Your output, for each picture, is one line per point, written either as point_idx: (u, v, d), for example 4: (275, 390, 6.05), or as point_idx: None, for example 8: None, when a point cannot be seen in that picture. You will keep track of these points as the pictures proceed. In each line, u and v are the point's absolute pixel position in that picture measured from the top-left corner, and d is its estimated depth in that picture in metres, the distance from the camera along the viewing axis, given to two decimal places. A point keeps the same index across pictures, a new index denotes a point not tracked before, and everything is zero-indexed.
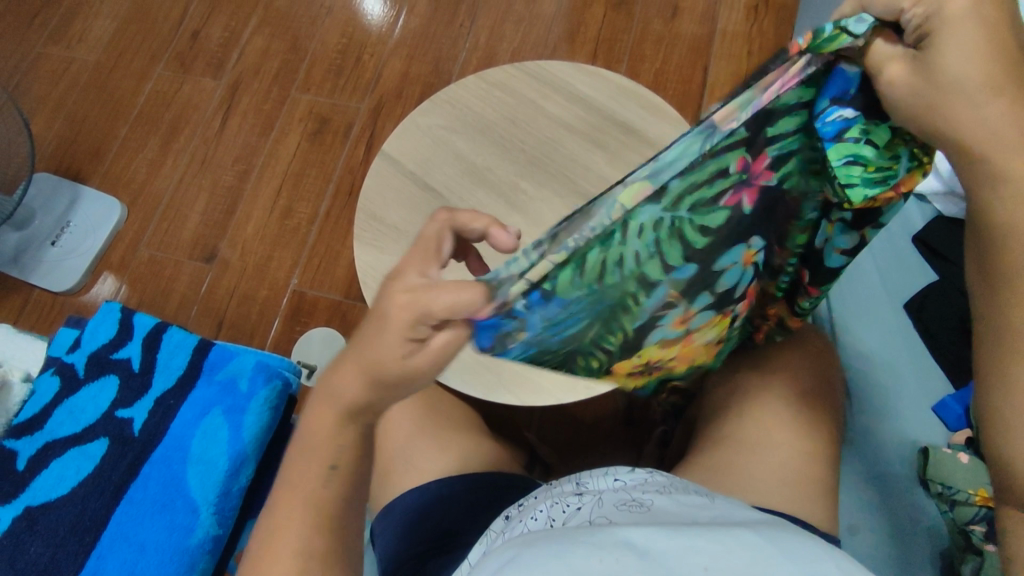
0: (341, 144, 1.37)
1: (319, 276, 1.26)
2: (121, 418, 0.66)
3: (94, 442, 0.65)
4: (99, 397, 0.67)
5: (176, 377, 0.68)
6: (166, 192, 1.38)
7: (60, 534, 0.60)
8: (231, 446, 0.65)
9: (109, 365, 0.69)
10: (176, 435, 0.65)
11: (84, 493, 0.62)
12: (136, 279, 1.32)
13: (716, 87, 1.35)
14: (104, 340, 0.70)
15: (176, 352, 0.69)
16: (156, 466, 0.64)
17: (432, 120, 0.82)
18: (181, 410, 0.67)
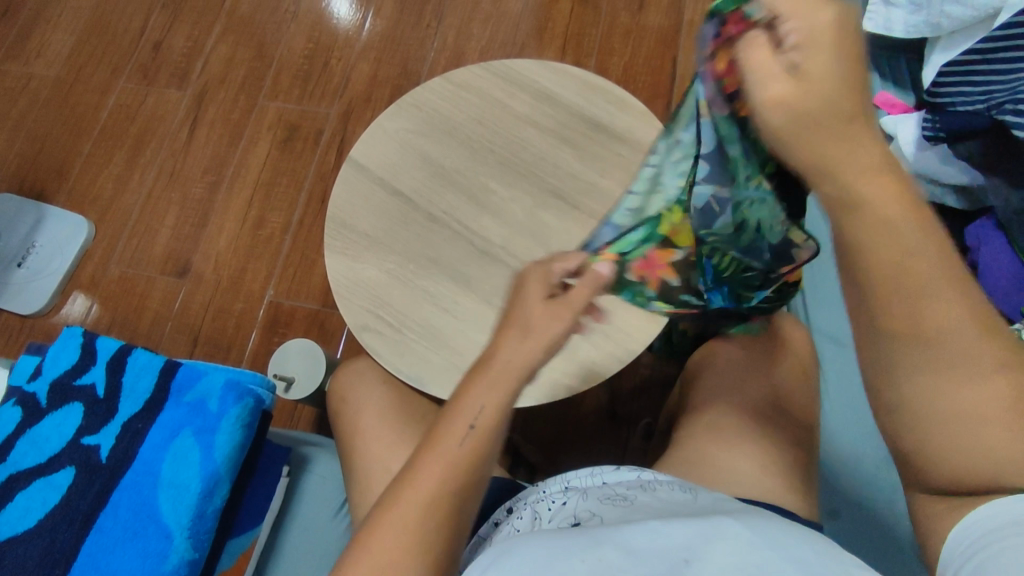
0: (311, 151, 1.35)
1: (295, 286, 1.24)
2: (87, 446, 0.64)
3: (60, 472, 0.63)
4: (64, 426, 0.66)
5: (143, 402, 0.67)
6: (134, 208, 1.35)
7: (27, 568, 0.58)
8: (203, 467, 0.63)
9: (73, 393, 0.67)
10: (146, 460, 0.64)
11: (51, 525, 0.60)
12: (108, 297, 1.29)
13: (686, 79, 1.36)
14: (66, 367, 0.69)
15: (142, 375, 0.68)
16: (125, 493, 0.62)
17: (399, 124, 0.81)
18: (150, 433, 0.65)
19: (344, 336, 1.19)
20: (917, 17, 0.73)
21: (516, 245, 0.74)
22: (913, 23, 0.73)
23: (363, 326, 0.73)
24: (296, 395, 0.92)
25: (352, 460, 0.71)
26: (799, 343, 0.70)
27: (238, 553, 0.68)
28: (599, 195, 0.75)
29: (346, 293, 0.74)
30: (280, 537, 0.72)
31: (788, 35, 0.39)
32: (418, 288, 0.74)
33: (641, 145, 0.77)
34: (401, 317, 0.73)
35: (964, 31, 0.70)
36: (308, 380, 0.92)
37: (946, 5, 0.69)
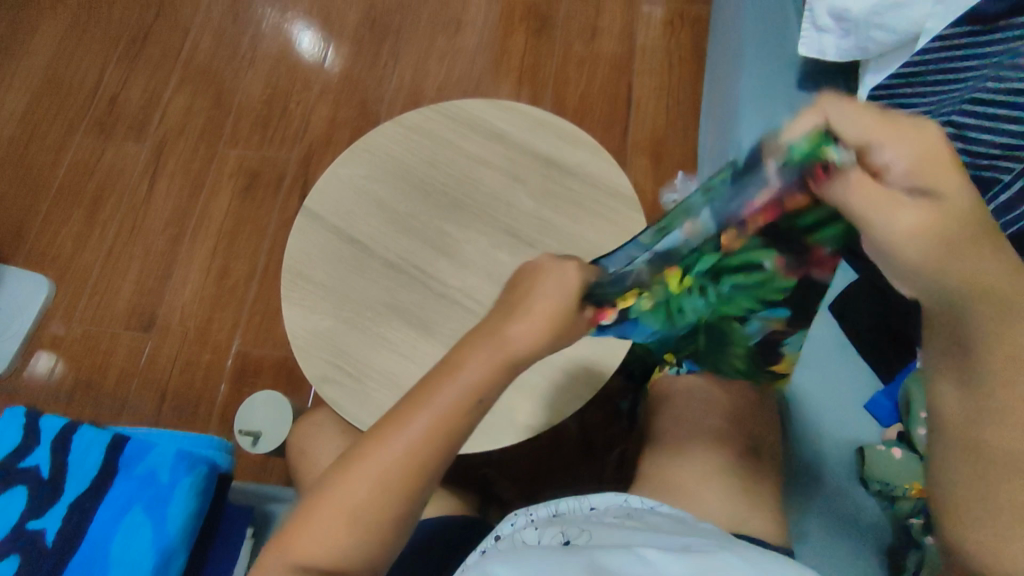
0: (273, 196, 1.35)
1: (262, 334, 1.23)
2: (33, 531, 0.62)
3: (4, 561, 0.61)
4: (8, 513, 0.64)
5: (90, 480, 0.65)
6: (95, 264, 1.33)
7: None
8: (156, 541, 0.62)
9: (18, 476, 0.66)
10: (96, 540, 0.62)
11: None
12: (70, 357, 1.26)
13: (641, 104, 1.39)
14: (11, 450, 0.67)
15: (90, 451, 0.66)
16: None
17: (353, 171, 0.82)
18: (99, 511, 0.64)
19: None
20: (847, 42, 0.75)
21: (474, 286, 0.75)
22: (844, 47, 0.76)
23: (323, 378, 0.72)
24: (264, 449, 0.90)
25: None
26: None
27: None
28: (553, 230, 0.76)
29: (305, 345, 0.74)
30: None
31: (893, 161, 0.38)
32: (379, 335, 0.73)
33: (592, 179, 0.78)
34: (362, 367, 0.72)
35: (891, 54, 0.72)
36: (275, 433, 0.91)
37: (871, 30, 0.71)
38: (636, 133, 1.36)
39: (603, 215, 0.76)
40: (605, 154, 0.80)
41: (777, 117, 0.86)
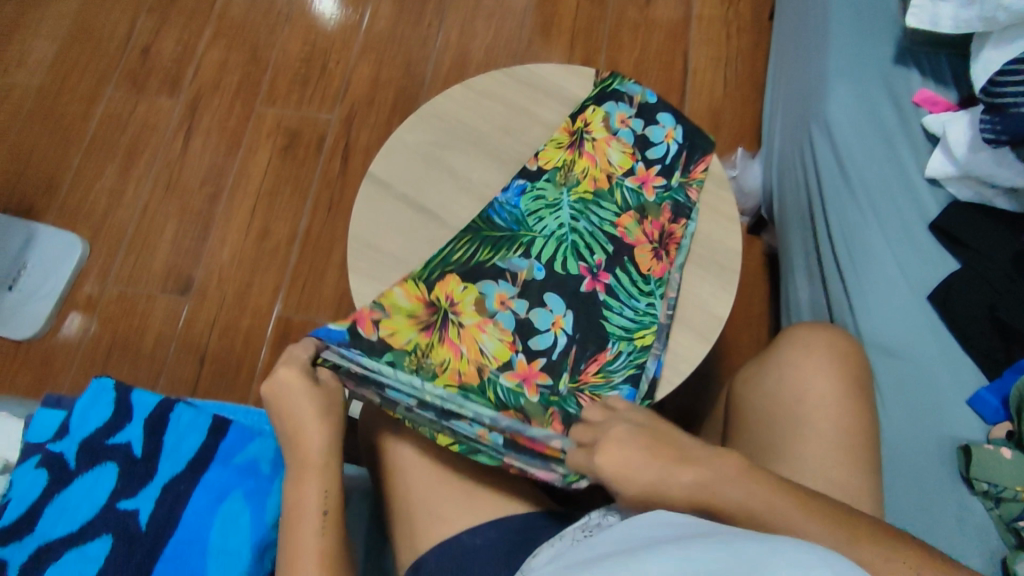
0: (315, 157, 1.30)
1: (305, 299, 1.20)
2: (124, 510, 0.60)
3: (96, 540, 0.58)
4: (95, 490, 0.61)
5: (186, 462, 0.63)
6: (130, 222, 1.28)
7: None
8: (245, 528, 0.60)
9: (105, 453, 0.62)
10: (190, 525, 0.60)
11: None
12: (106, 319, 1.21)
13: (697, 75, 1.32)
14: (98, 425, 0.63)
15: (187, 433, 0.65)
16: (169, 563, 0.58)
17: (420, 136, 0.77)
18: (194, 494, 0.61)
19: None
20: (968, 13, 0.69)
21: None
22: (963, 18, 0.70)
23: None
24: None
25: (393, 494, 0.67)
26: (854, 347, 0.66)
27: None
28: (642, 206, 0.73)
29: None
30: None
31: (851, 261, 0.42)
32: None
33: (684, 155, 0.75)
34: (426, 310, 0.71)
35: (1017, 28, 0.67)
36: None
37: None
38: (691, 106, 1.30)
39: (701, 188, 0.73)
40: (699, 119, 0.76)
41: (870, 98, 0.80)
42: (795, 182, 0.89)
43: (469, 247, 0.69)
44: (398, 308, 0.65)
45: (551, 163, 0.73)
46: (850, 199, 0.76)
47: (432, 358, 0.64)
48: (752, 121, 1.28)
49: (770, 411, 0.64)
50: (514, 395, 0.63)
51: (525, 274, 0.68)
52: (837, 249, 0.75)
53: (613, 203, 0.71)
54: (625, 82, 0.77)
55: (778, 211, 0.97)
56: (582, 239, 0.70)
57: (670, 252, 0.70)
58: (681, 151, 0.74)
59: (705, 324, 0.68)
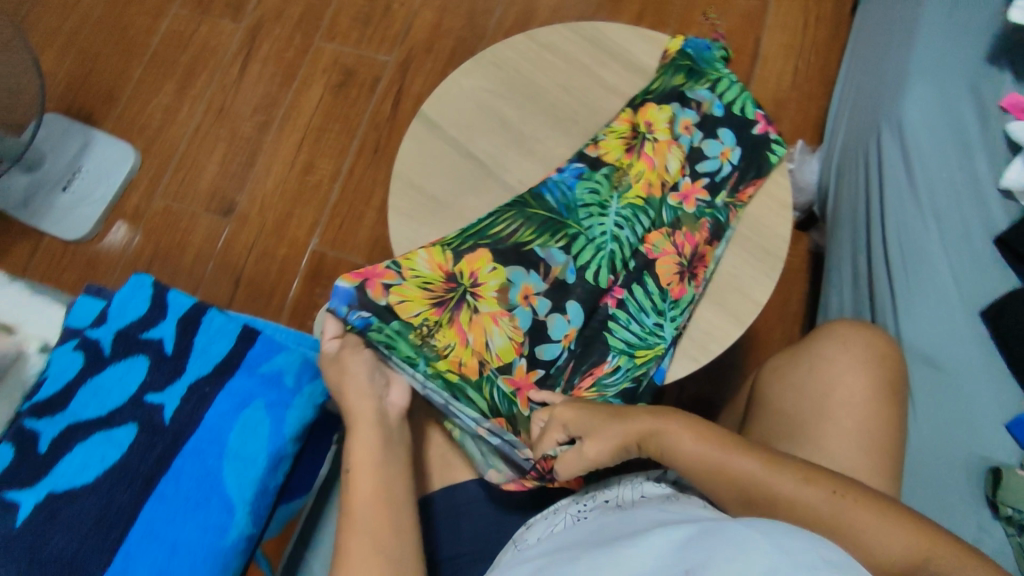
0: (367, 98, 1.30)
1: (341, 237, 1.21)
2: (151, 404, 0.47)
3: (121, 429, 0.46)
4: (125, 379, 0.48)
5: (215, 365, 0.49)
6: (182, 140, 1.30)
7: (83, 529, 0.43)
8: (270, 441, 0.48)
9: (139, 344, 0.49)
10: (212, 429, 0.47)
11: (106, 486, 0.44)
12: (150, 231, 1.25)
13: (767, 58, 1.25)
14: (134, 316, 0.50)
15: (218, 337, 0.50)
16: (190, 462, 0.46)
17: (477, 82, 0.75)
18: (218, 400, 0.48)
19: None
20: None
21: None
22: None
23: None
24: None
25: None
26: (893, 350, 0.63)
27: (285, 521, 0.56)
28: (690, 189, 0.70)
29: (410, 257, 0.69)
30: None
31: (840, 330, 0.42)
32: None
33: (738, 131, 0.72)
34: None
35: None
36: None
37: None
38: (756, 91, 1.24)
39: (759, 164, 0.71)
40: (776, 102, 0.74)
41: (951, 99, 0.75)
42: (854, 182, 0.85)
43: (513, 222, 0.66)
44: (417, 273, 0.62)
45: (610, 159, 0.70)
46: (913, 205, 0.72)
47: (439, 338, 0.60)
48: (818, 114, 1.22)
49: (792, 401, 0.63)
50: (507, 403, 0.61)
51: (559, 270, 0.65)
52: (891, 255, 0.72)
53: (654, 213, 0.68)
54: (697, 86, 0.73)
55: (831, 210, 0.93)
56: (621, 249, 0.66)
57: (699, 280, 0.67)
58: (733, 175, 0.70)
59: (741, 308, 0.66)
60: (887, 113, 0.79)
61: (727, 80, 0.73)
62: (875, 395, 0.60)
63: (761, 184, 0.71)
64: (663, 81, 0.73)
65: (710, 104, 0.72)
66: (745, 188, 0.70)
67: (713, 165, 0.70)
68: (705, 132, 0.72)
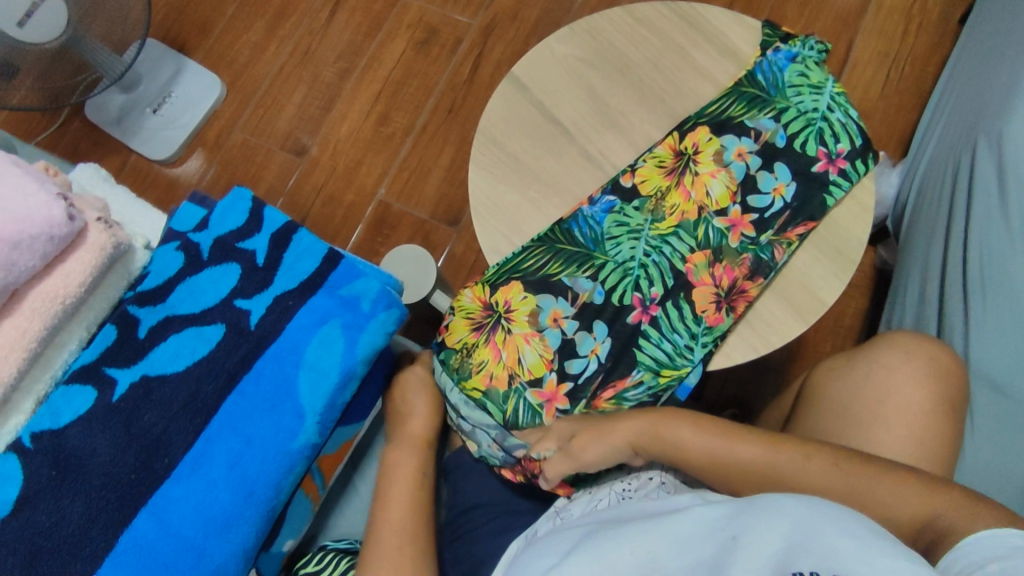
0: (447, 58, 1.31)
1: (407, 190, 1.24)
2: (239, 309, 0.50)
3: (211, 327, 0.50)
4: (219, 283, 0.51)
5: (300, 281, 0.51)
6: (266, 79, 1.34)
7: (173, 409, 0.47)
8: (343, 359, 0.50)
9: (233, 253, 0.52)
10: (291, 340, 0.50)
11: (196, 375, 0.48)
12: (226, 162, 1.30)
13: (858, 64, 1.21)
14: (233, 227, 0.53)
15: (305, 255, 0.52)
16: (270, 367, 0.49)
17: (569, 49, 0.76)
18: (300, 314, 0.51)
19: (446, 252, 1.20)
20: None
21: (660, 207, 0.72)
22: None
23: (494, 250, 0.70)
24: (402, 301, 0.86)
25: None
26: (958, 368, 0.62)
27: (342, 441, 0.59)
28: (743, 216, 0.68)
29: (483, 211, 0.71)
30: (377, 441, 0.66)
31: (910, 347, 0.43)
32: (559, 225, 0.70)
33: None
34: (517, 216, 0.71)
35: None
36: (415, 288, 0.86)
37: None
38: None
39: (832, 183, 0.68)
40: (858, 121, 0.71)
41: None
42: (938, 197, 0.82)
43: (544, 256, 0.67)
44: (462, 307, 0.68)
45: (646, 189, 0.70)
46: (1003, 226, 0.69)
47: (475, 357, 0.65)
48: (904, 127, 1.18)
49: (847, 403, 0.63)
50: (531, 414, 0.63)
51: (586, 296, 0.66)
52: (970, 275, 0.70)
53: (694, 246, 0.67)
54: (759, 114, 0.70)
55: (907, 223, 0.90)
56: (647, 273, 0.67)
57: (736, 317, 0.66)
58: (787, 212, 0.68)
59: (807, 304, 0.66)
60: (987, 129, 0.75)
61: (794, 109, 0.70)
62: (936, 409, 0.60)
63: (815, 225, 0.68)
64: (718, 108, 0.72)
65: (772, 133, 0.70)
66: (794, 227, 0.67)
67: (764, 200, 0.68)
68: (763, 161, 0.69)
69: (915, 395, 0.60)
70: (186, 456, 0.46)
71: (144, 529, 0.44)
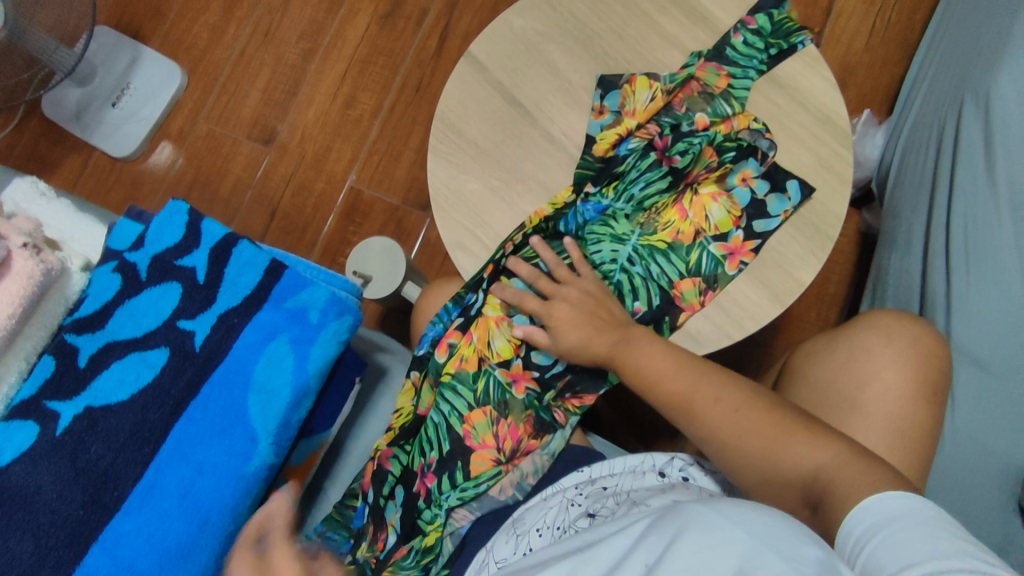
0: (413, 32, 1.25)
1: (378, 176, 1.20)
2: (183, 331, 0.48)
3: (154, 352, 0.48)
4: (160, 304, 0.49)
5: (244, 297, 0.49)
6: (226, 64, 1.29)
7: (120, 439, 0.46)
8: (294, 377, 0.49)
9: (173, 271, 0.49)
10: (239, 360, 0.48)
11: (142, 403, 0.46)
12: (193, 154, 1.26)
13: (843, 16, 1.15)
14: (169, 243, 0.50)
15: (247, 269, 0.50)
16: (218, 390, 0.48)
17: (527, 23, 0.72)
18: (246, 332, 0.49)
19: (420, 238, 1.17)
20: None
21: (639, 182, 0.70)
22: None
23: (456, 244, 0.67)
24: (373, 295, 0.84)
25: None
26: (940, 347, 0.60)
27: (307, 452, 0.58)
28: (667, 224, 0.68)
29: (443, 203, 0.68)
30: (349, 446, 0.66)
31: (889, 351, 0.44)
32: (524, 214, 0.67)
33: (801, 94, 0.68)
34: (480, 206, 0.68)
35: None
36: (384, 282, 0.84)
37: None
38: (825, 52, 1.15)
39: (799, 171, 0.66)
40: (838, 94, 0.68)
41: None
42: (921, 160, 0.79)
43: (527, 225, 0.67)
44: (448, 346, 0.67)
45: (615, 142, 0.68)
46: (988, 192, 0.66)
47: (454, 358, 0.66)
48: (891, 82, 1.13)
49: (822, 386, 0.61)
50: (501, 391, 0.65)
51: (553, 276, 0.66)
52: (954, 247, 0.67)
53: (655, 233, 0.68)
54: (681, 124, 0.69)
55: (891, 187, 0.87)
56: (630, 282, 0.67)
57: (704, 304, 0.64)
58: (742, 212, 0.66)
59: (781, 286, 0.64)
60: (975, 85, 0.71)
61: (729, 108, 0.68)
62: (913, 390, 0.58)
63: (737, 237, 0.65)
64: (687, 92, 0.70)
65: (745, 118, 0.67)
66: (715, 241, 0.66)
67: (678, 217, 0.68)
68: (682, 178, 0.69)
69: (891, 376, 0.59)
70: (137, 487, 0.45)
71: (97, 565, 0.43)
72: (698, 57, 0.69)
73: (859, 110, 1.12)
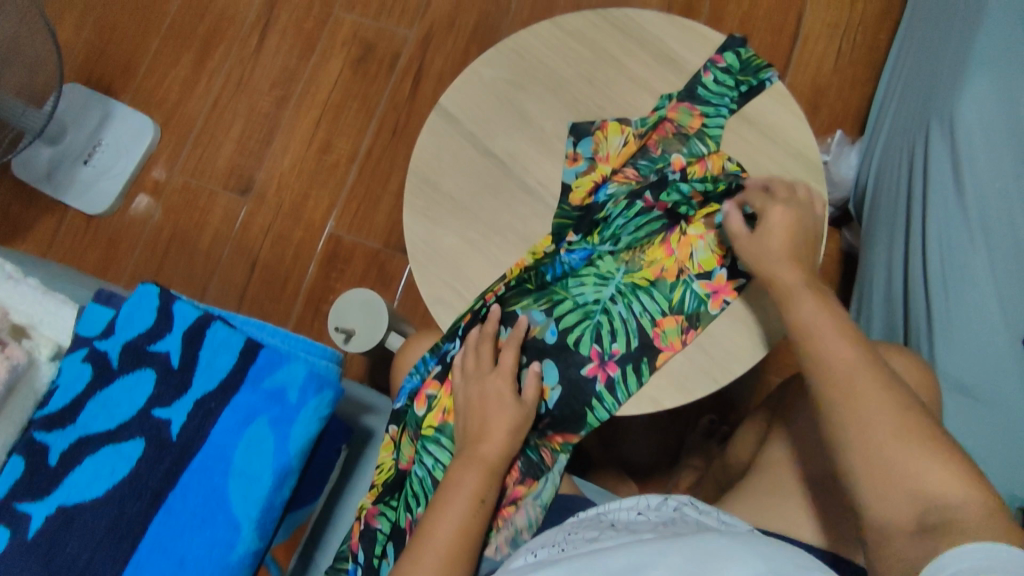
0: (386, 76, 1.26)
1: (357, 221, 1.20)
2: (159, 419, 0.47)
3: (130, 443, 0.46)
4: (134, 392, 0.48)
5: (220, 380, 0.48)
6: (200, 115, 1.28)
7: (95, 539, 0.44)
8: (276, 457, 0.47)
9: (147, 357, 0.48)
10: (218, 445, 0.47)
11: (117, 499, 0.45)
12: (169, 208, 1.24)
13: (808, 41, 1.18)
14: (142, 328, 0.49)
15: (223, 350, 0.49)
16: (198, 478, 0.47)
17: (497, 73, 0.72)
18: (224, 415, 0.48)
19: (403, 282, 1.16)
20: None
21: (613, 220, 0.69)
22: None
23: (437, 299, 0.66)
24: (356, 349, 0.83)
25: None
26: (925, 379, 0.60)
27: None
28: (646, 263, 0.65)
29: (422, 258, 0.67)
30: (339, 513, 0.64)
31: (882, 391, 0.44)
32: (504, 265, 0.67)
33: (771, 131, 0.68)
34: (460, 260, 0.67)
35: None
36: (368, 335, 0.83)
37: None
38: (793, 77, 1.17)
39: None
40: (808, 129, 0.68)
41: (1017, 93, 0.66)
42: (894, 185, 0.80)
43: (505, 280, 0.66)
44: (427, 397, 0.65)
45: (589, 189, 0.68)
46: (961, 219, 0.67)
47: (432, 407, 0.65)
48: (859, 103, 1.15)
49: None
50: None
51: (538, 330, 0.65)
52: (931, 272, 0.68)
53: (640, 270, 0.65)
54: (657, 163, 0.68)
55: (868, 210, 0.88)
56: (610, 323, 0.64)
57: (687, 343, 0.62)
58: (726, 251, 0.64)
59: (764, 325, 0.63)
60: (940, 110, 0.72)
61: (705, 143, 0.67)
62: None
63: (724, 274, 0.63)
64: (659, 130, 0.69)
65: (720, 158, 0.66)
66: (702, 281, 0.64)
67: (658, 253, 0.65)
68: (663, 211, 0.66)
69: None
70: None
71: None
72: (668, 99, 0.70)
73: (829, 132, 1.14)
